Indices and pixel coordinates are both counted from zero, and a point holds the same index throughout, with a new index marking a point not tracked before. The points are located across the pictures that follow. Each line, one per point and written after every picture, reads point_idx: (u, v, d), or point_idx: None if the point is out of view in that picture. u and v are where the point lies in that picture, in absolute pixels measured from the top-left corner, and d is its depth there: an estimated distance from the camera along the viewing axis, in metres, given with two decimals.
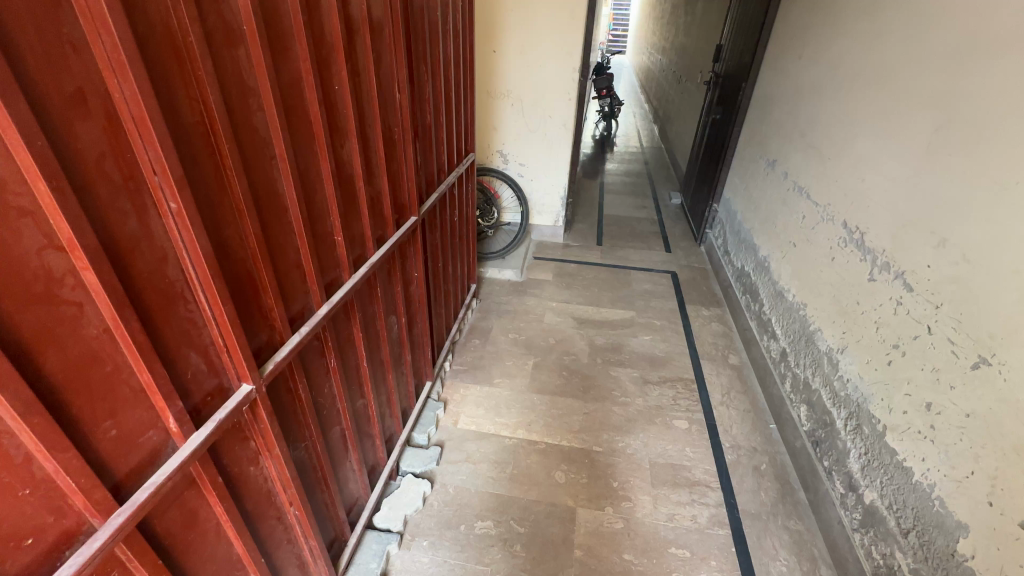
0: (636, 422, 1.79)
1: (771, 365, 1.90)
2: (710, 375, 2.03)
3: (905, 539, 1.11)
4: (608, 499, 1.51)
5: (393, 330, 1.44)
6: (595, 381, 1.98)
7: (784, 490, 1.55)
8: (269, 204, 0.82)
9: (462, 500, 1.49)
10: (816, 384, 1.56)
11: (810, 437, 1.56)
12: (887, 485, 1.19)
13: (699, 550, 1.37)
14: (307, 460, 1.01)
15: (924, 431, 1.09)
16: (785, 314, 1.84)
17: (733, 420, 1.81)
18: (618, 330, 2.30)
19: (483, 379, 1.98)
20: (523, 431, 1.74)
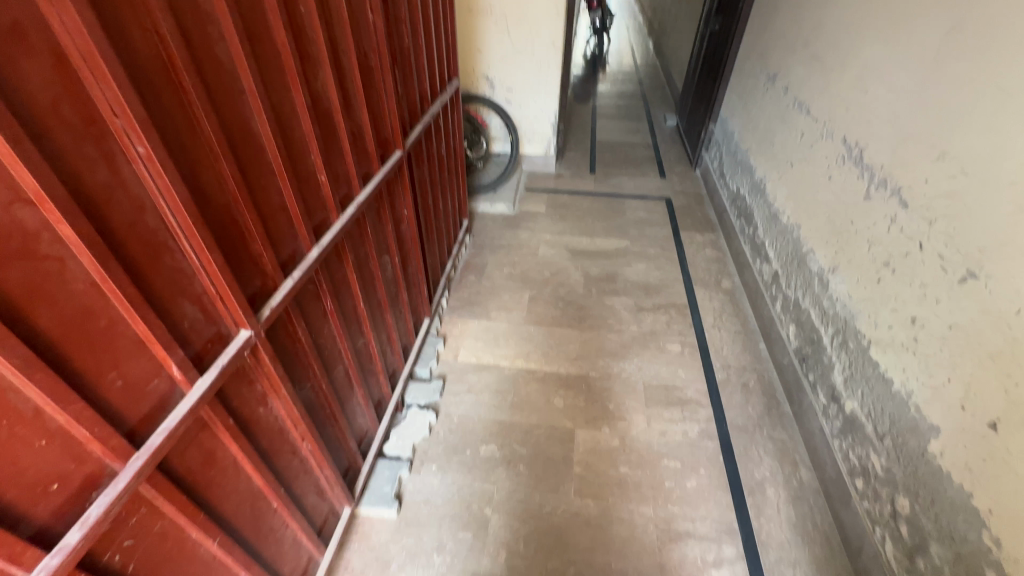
0: (630, 348, 1.85)
1: (763, 287, 1.93)
2: (703, 300, 2.07)
3: (880, 442, 1.19)
4: (604, 420, 1.59)
5: (388, 270, 1.43)
6: (591, 311, 2.02)
7: (770, 404, 1.64)
8: (245, 144, 0.78)
9: (467, 427, 1.57)
10: (806, 304, 1.60)
11: (797, 354, 1.62)
12: (868, 395, 1.25)
13: (690, 461, 1.48)
14: (315, 398, 1.05)
15: (907, 344, 1.14)
16: (778, 236, 1.84)
17: (725, 341, 1.87)
18: (612, 260, 2.30)
19: (481, 314, 2.01)
20: (521, 361, 1.80)
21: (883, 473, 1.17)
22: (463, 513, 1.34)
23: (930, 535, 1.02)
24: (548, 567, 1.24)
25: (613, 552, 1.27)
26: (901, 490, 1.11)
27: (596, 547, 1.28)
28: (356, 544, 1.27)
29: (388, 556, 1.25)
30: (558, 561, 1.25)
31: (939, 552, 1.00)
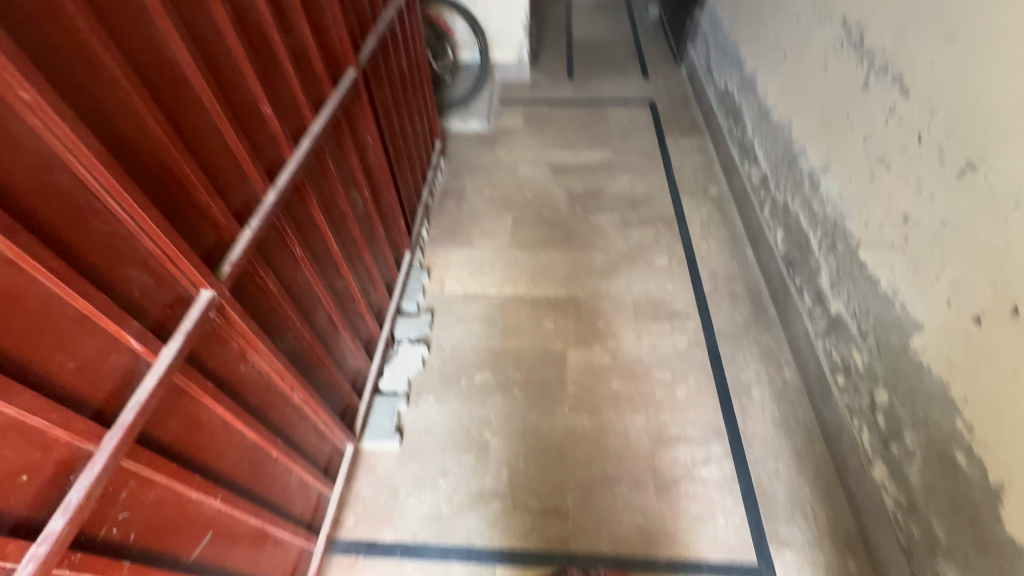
0: (618, 266, 1.82)
1: (751, 192, 1.88)
2: (690, 210, 2.02)
3: (863, 341, 1.22)
4: (595, 339, 1.61)
5: (359, 206, 1.34)
6: (576, 230, 1.96)
7: (756, 309, 1.66)
8: (163, 77, 0.66)
9: (460, 357, 1.58)
10: (795, 207, 1.56)
11: (784, 259, 1.61)
12: (854, 295, 1.26)
13: (679, 371, 1.52)
14: (300, 348, 1.02)
15: (897, 243, 1.12)
16: (768, 137, 1.75)
17: (712, 251, 1.85)
18: (596, 174, 2.20)
19: (463, 242, 1.95)
20: (509, 287, 1.77)
21: (864, 369, 1.21)
22: (463, 438, 1.39)
23: (905, 423, 1.08)
24: (549, 480, 1.31)
25: (609, 461, 1.34)
26: (881, 384, 1.15)
27: (593, 458, 1.35)
28: (363, 476, 1.32)
29: (396, 484, 1.31)
30: (557, 473, 1.32)
31: (912, 439, 1.06)
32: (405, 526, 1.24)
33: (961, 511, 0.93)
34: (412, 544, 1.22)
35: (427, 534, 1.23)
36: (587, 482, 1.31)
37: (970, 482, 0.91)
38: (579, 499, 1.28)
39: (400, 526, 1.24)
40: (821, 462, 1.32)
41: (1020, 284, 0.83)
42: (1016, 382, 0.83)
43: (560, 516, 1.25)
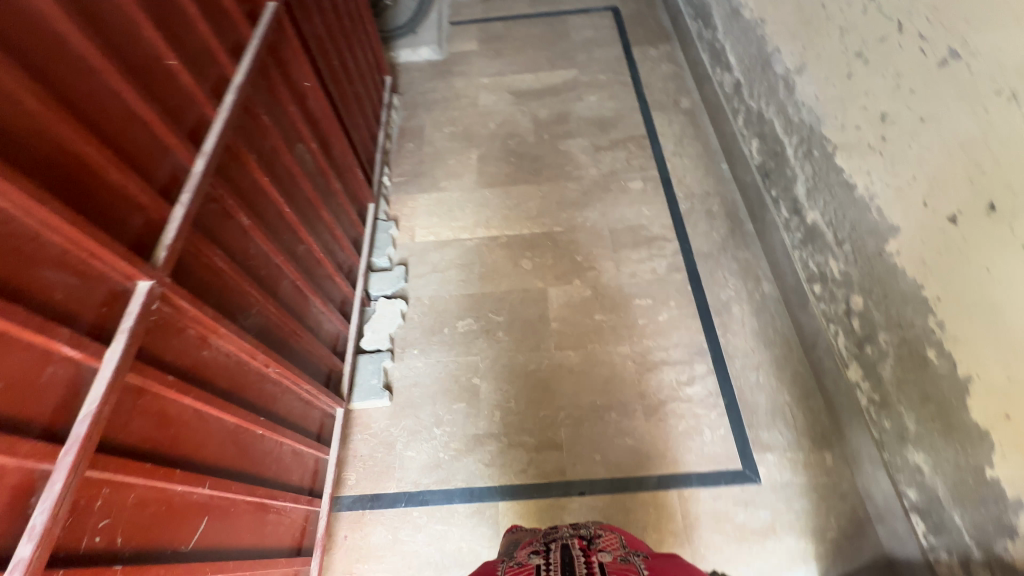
0: (592, 194, 1.76)
1: (723, 101, 1.78)
2: (662, 126, 1.92)
3: (839, 248, 1.22)
4: (574, 273, 1.58)
5: (308, 161, 1.23)
6: (546, 161, 1.87)
7: (734, 225, 1.64)
8: (29, 35, 0.55)
9: (440, 307, 1.55)
10: (769, 114, 1.49)
11: (759, 170, 1.57)
12: (830, 203, 1.24)
13: (660, 296, 1.52)
14: (267, 322, 0.98)
15: (873, 145, 1.08)
16: (740, 37, 1.63)
17: (687, 169, 1.79)
18: (562, 97, 2.06)
19: (429, 186, 1.84)
20: (482, 229, 1.71)
21: (840, 276, 1.22)
22: (453, 386, 1.40)
23: (879, 326, 1.10)
24: (540, 416, 1.35)
25: (597, 390, 1.37)
26: (856, 290, 1.16)
27: (581, 390, 1.38)
28: (359, 434, 1.34)
29: (391, 438, 1.33)
30: (549, 409, 1.35)
31: (885, 340, 1.09)
32: (406, 477, 1.28)
33: (929, 402, 0.98)
34: (415, 492, 1.26)
35: (428, 481, 1.27)
36: (578, 414, 1.34)
37: (939, 375, 0.95)
38: (571, 430, 1.32)
39: (401, 477, 1.28)
40: (799, 368, 1.37)
41: (998, 178, 0.81)
42: (989, 277, 0.83)
43: (554, 448, 1.30)
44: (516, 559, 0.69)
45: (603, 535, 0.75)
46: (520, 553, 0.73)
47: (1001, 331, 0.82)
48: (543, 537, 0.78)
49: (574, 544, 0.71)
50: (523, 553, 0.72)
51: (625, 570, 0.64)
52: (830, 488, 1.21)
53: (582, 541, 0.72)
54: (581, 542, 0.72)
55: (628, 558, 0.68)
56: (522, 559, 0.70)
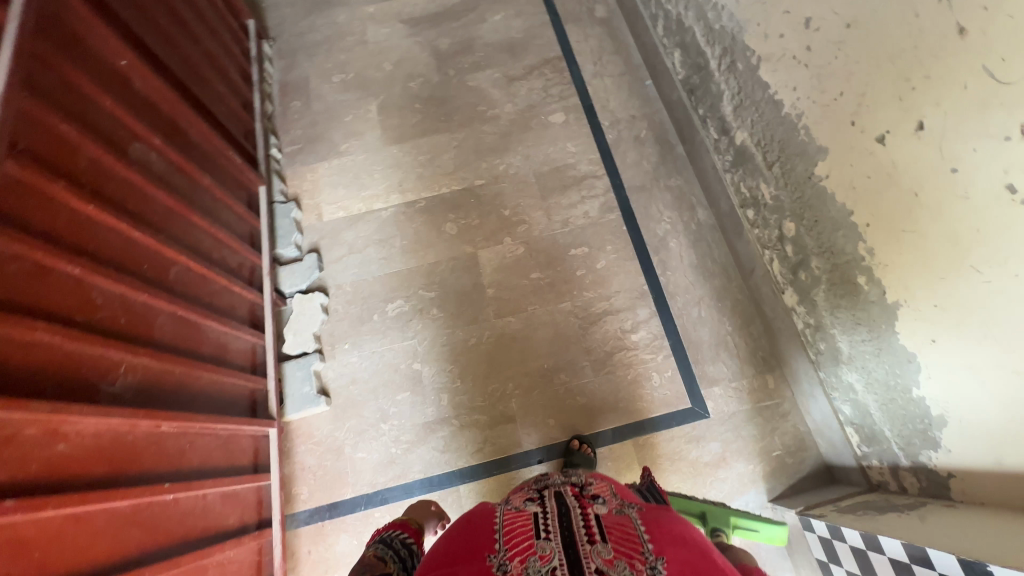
0: (511, 136, 1.59)
1: (640, 7, 1.59)
2: (578, 44, 1.72)
3: (770, 171, 1.14)
4: (504, 231, 1.46)
5: (156, 160, 1.01)
6: (456, 103, 1.65)
7: (664, 150, 1.53)
8: None
9: (365, 292, 1.41)
10: (689, 21, 1.33)
11: (685, 86, 1.44)
12: (758, 122, 1.15)
13: (596, 242, 1.43)
14: (144, 376, 0.84)
15: (798, 56, 0.96)
16: None
17: (609, 91, 1.63)
18: (462, 19, 1.78)
19: (327, 151, 1.61)
20: (396, 195, 1.53)
21: (772, 201, 1.16)
22: (394, 377, 1.32)
23: (812, 252, 1.07)
24: (489, 390, 1.30)
25: (544, 354, 1.32)
26: (788, 216, 1.11)
27: (528, 356, 1.33)
28: (302, 446, 1.26)
29: (338, 443, 1.26)
30: (497, 382, 1.31)
31: (818, 266, 1.06)
32: (361, 479, 1.23)
33: (860, 326, 0.97)
34: (374, 492, 1.22)
35: (384, 479, 1.23)
36: (527, 382, 1.30)
37: (869, 301, 0.93)
38: (523, 400, 1.29)
39: (356, 480, 1.23)
40: (738, 296, 1.34)
41: (927, 94, 0.73)
42: (917, 203, 0.79)
43: (508, 422, 1.27)
44: (513, 504, 0.76)
45: (595, 483, 0.81)
46: (516, 499, 0.79)
47: (928, 259, 0.79)
48: (535, 481, 0.84)
49: (569, 494, 0.77)
50: (518, 500, 0.78)
51: (623, 523, 0.71)
52: (774, 410, 1.24)
53: (575, 488, 0.79)
54: (574, 489, 0.78)
55: (622, 510, 0.75)
56: (519, 506, 0.76)
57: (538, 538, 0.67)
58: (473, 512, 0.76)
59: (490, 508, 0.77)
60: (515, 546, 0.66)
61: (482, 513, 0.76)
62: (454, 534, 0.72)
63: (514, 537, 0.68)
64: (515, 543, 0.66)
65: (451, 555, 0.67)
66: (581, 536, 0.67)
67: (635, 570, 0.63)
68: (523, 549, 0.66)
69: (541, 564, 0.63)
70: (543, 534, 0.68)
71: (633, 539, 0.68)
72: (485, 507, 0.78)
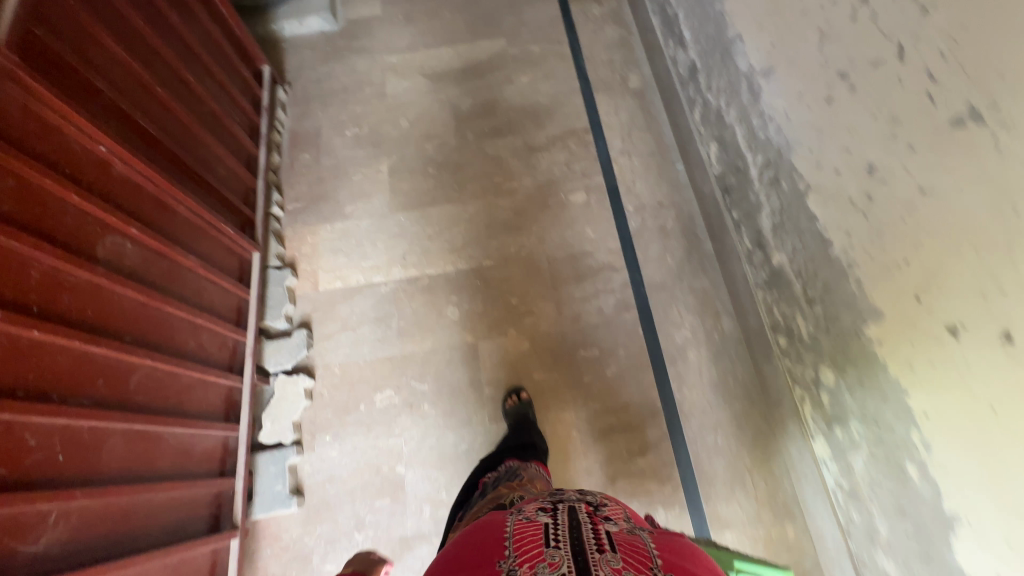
0: (527, 214, 1.48)
1: (677, 86, 1.48)
2: (607, 116, 1.61)
3: (809, 308, 1.01)
4: (509, 321, 1.35)
5: (129, 251, 0.92)
6: (471, 170, 1.55)
7: (690, 246, 1.41)
8: None
9: (353, 376, 1.32)
10: (730, 118, 1.21)
11: (719, 183, 1.31)
12: (799, 251, 1.02)
13: (608, 344, 1.32)
14: (81, 518, 0.74)
15: (856, 202, 0.84)
16: (696, 8, 1.31)
17: (636, 173, 1.52)
18: (488, 78, 1.69)
19: (332, 213, 1.52)
20: (398, 269, 1.43)
21: (809, 339, 1.03)
22: (375, 479, 1.21)
23: (852, 413, 0.93)
24: None
25: None
26: (827, 363, 0.98)
27: None
28: (269, 549, 1.17)
29: (307, 550, 1.16)
30: None
31: (858, 430, 0.93)
32: None
33: (905, 517, 0.84)
34: None
35: None
36: None
37: (919, 497, 0.80)
38: None
39: None
40: (760, 425, 1.22)
41: (1020, 304, 0.60)
42: (992, 419, 0.65)
43: None
44: (525, 512, 0.68)
45: (609, 504, 0.72)
46: (527, 507, 0.71)
47: (999, 485, 0.66)
48: (549, 495, 0.75)
49: (581, 509, 0.68)
50: (530, 508, 0.70)
51: (633, 541, 0.64)
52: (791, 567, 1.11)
53: (590, 505, 0.70)
54: (588, 507, 0.69)
55: (633, 531, 0.67)
56: (530, 514, 0.68)
57: (547, 546, 0.61)
58: (481, 523, 0.68)
59: (501, 517, 0.69)
60: (525, 554, 0.60)
61: (491, 520, 0.68)
62: (459, 543, 0.65)
63: (524, 545, 0.61)
64: (524, 549, 0.59)
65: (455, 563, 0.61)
66: (590, 545, 0.60)
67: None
68: (533, 556, 0.59)
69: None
70: (552, 542, 0.61)
71: (642, 556, 0.60)
72: (495, 517, 0.70)
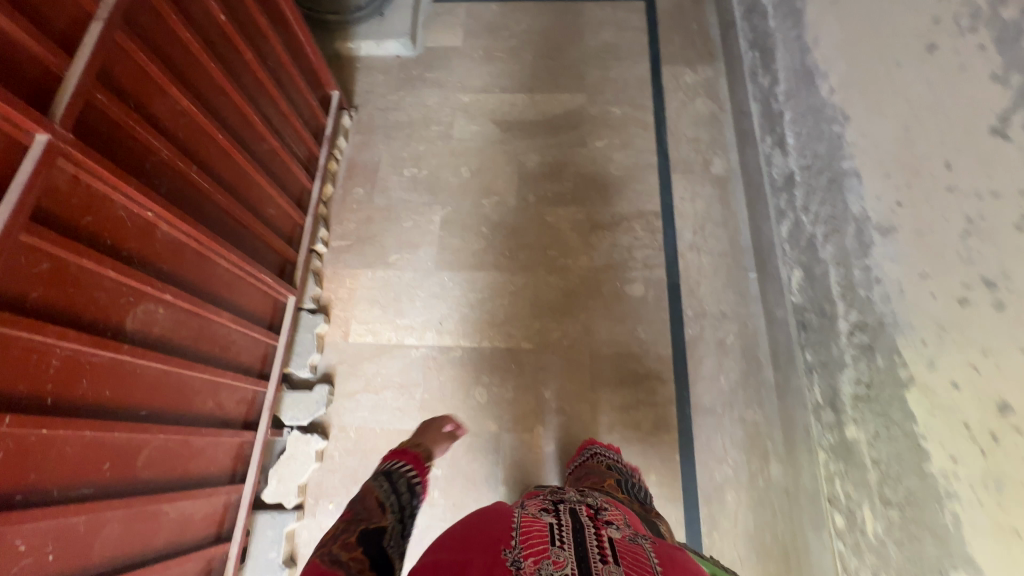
0: (577, 298, 1.38)
1: (767, 190, 1.33)
2: (681, 201, 1.48)
3: (883, 508, 0.89)
4: (538, 417, 1.27)
5: (161, 316, 0.87)
6: (526, 236, 1.46)
7: (749, 370, 1.29)
8: None
9: (367, 444, 1.26)
10: (826, 254, 1.08)
11: (797, 315, 1.18)
12: (884, 441, 0.89)
13: (640, 465, 1.23)
14: None
15: (974, 432, 0.71)
16: (807, 117, 1.16)
17: (703, 273, 1.39)
18: (560, 136, 1.58)
19: (375, 258, 1.46)
20: (432, 334, 1.36)
21: (874, 539, 0.91)
22: None
23: None
24: None
25: None
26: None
27: None
28: None
29: None
30: None
31: None
32: None
33: None
34: None
35: None
36: None
37: None
38: None
39: None
40: None
41: None
42: None
43: None
44: (529, 509, 0.69)
45: (609, 509, 0.74)
46: (529, 504, 0.72)
47: None
48: (549, 495, 0.77)
49: (583, 513, 0.70)
50: (534, 506, 0.71)
51: (636, 551, 0.63)
52: None
53: (590, 510, 0.71)
54: (588, 511, 0.71)
55: (635, 539, 0.66)
56: (534, 512, 0.69)
57: (553, 545, 0.61)
58: (487, 508, 0.70)
59: (506, 507, 0.71)
60: (530, 548, 0.60)
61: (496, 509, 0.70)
62: (462, 526, 0.67)
63: (531, 538, 0.62)
64: (530, 544, 0.60)
65: (465, 540, 0.63)
66: (594, 553, 0.60)
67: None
68: (537, 552, 0.60)
69: (554, 569, 0.58)
70: (557, 542, 0.62)
71: (644, 567, 0.60)
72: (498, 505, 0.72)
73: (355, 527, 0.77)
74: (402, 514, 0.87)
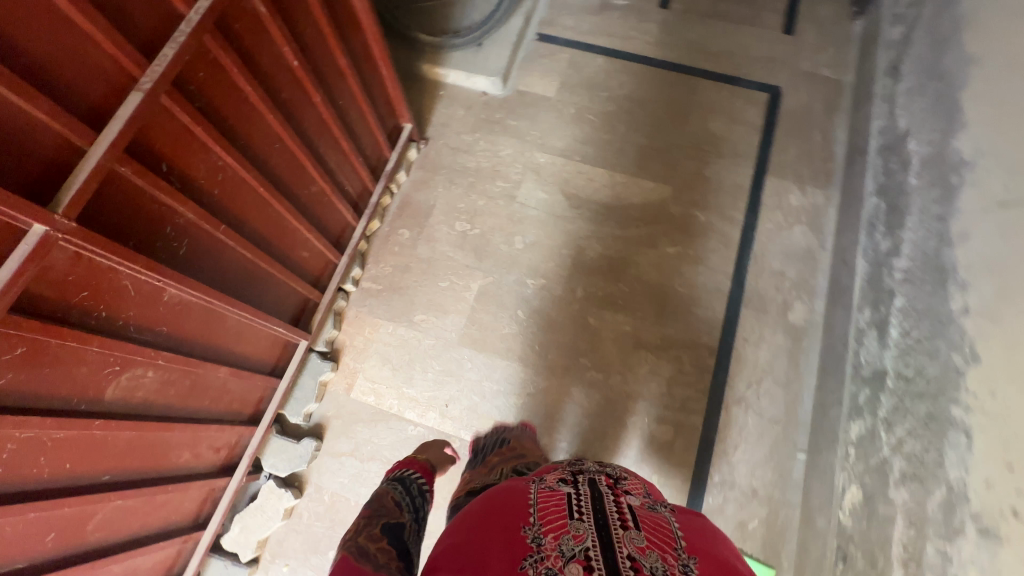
0: (598, 419, 1.26)
1: (846, 372, 1.14)
2: (744, 344, 1.31)
3: None
4: None
5: (151, 377, 0.82)
6: (562, 333, 1.33)
7: (764, 566, 1.14)
8: None
9: (339, 513, 1.21)
10: (896, 499, 0.89)
11: (838, 541, 1.00)
12: None
13: None
14: None
15: None
16: (921, 322, 0.96)
17: (744, 438, 1.23)
18: (631, 229, 1.43)
19: (400, 313, 1.38)
20: (435, 414, 1.27)
21: None
22: None
23: None
24: None
25: None
26: None
27: None
28: None
29: None
30: None
31: None
32: None
33: None
34: None
35: None
36: None
37: None
38: None
39: None
40: None
41: None
42: None
43: None
44: (547, 483, 0.64)
45: (629, 477, 0.68)
46: (547, 477, 0.67)
47: None
48: (568, 465, 0.71)
49: (601, 480, 0.64)
50: (551, 478, 0.66)
51: (657, 519, 0.59)
52: None
53: (610, 478, 0.65)
54: (607, 478, 0.65)
55: (656, 507, 0.62)
56: (552, 483, 0.64)
57: (571, 519, 0.56)
58: (503, 485, 0.66)
59: (518, 486, 0.66)
60: (549, 523, 0.56)
61: (511, 488, 0.65)
62: (470, 513, 0.62)
63: (549, 513, 0.57)
64: (547, 518, 0.56)
65: (479, 521, 0.58)
66: (613, 522, 0.56)
67: (668, 564, 0.52)
68: (556, 527, 0.55)
69: (575, 545, 0.53)
70: (576, 515, 0.57)
71: (666, 535, 0.56)
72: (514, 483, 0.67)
73: (377, 522, 0.75)
74: (417, 515, 0.85)
